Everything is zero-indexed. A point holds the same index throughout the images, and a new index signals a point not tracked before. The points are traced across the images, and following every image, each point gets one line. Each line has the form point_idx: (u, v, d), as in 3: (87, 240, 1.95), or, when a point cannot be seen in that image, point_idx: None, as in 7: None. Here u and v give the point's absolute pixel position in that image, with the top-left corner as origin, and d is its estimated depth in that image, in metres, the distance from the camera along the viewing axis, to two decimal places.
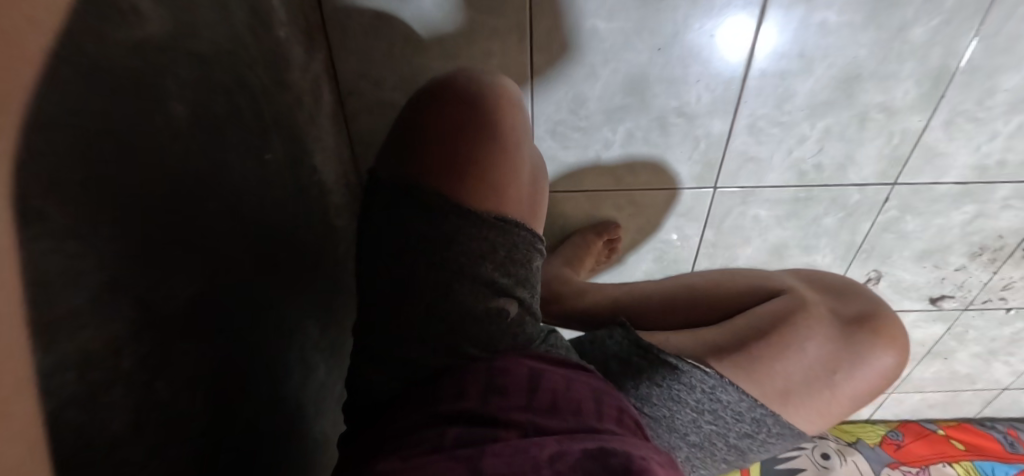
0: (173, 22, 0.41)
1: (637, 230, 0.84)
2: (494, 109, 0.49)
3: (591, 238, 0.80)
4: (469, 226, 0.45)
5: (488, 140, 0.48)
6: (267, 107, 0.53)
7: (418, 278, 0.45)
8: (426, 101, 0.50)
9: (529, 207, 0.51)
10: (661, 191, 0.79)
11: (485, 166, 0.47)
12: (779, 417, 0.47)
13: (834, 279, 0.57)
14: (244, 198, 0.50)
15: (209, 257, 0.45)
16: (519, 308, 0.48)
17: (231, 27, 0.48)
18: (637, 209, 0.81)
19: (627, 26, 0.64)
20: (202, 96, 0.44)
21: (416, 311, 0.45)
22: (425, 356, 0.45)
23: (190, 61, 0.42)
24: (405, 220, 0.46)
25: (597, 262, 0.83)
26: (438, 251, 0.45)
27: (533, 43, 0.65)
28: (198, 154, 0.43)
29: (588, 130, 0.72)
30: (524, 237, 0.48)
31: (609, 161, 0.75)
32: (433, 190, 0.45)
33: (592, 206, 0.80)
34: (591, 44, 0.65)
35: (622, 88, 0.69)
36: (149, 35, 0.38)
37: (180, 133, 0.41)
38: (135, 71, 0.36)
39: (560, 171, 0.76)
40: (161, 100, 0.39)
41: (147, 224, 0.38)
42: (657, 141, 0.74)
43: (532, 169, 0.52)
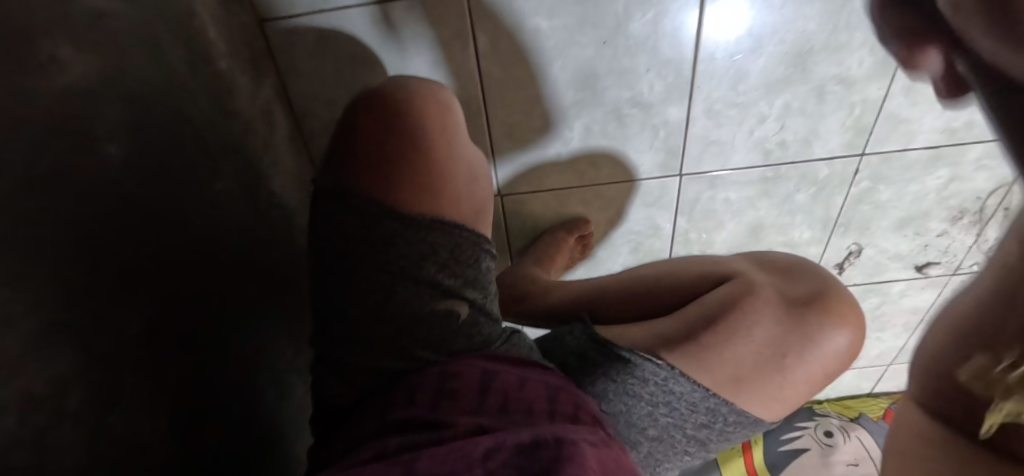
0: (101, 65, 0.42)
1: (608, 224, 0.84)
2: (420, 112, 0.51)
3: (561, 235, 0.80)
4: (403, 227, 0.46)
5: (416, 143, 0.49)
6: (214, 137, 0.54)
7: (362, 282, 0.46)
8: (358, 111, 0.52)
9: (469, 205, 0.52)
10: (626, 182, 0.79)
11: (413, 167, 0.48)
12: (732, 405, 0.51)
13: (784, 259, 0.58)
14: (194, 226, 0.50)
15: (160, 288, 0.46)
16: (468, 309, 0.49)
17: (166, 61, 0.49)
18: (605, 203, 0.81)
19: (568, 22, 0.65)
20: (137, 131, 0.44)
21: (364, 314, 0.46)
22: (376, 359, 0.46)
23: (122, 100, 0.43)
24: (345, 224, 0.47)
25: (571, 259, 0.83)
26: (378, 252, 0.46)
27: (478, 48, 0.66)
28: (137, 189, 0.44)
29: (545, 129, 0.72)
30: (464, 236, 0.49)
31: (570, 157, 0.75)
32: (366, 194, 0.47)
33: (559, 204, 0.80)
34: (535, 43, 0.66)
35: (571, 84, 0.69)
36: (74, 79, 0.39)
37: (117, 171, 0.42)
38: (61, 117, 0.37)
39: (522, 172, 0.76)
40: (92, 142, 0.40)
41: (84, 264, 0.38)
42: (616, 133, 0.74)
43: (469, 167, 0.53)
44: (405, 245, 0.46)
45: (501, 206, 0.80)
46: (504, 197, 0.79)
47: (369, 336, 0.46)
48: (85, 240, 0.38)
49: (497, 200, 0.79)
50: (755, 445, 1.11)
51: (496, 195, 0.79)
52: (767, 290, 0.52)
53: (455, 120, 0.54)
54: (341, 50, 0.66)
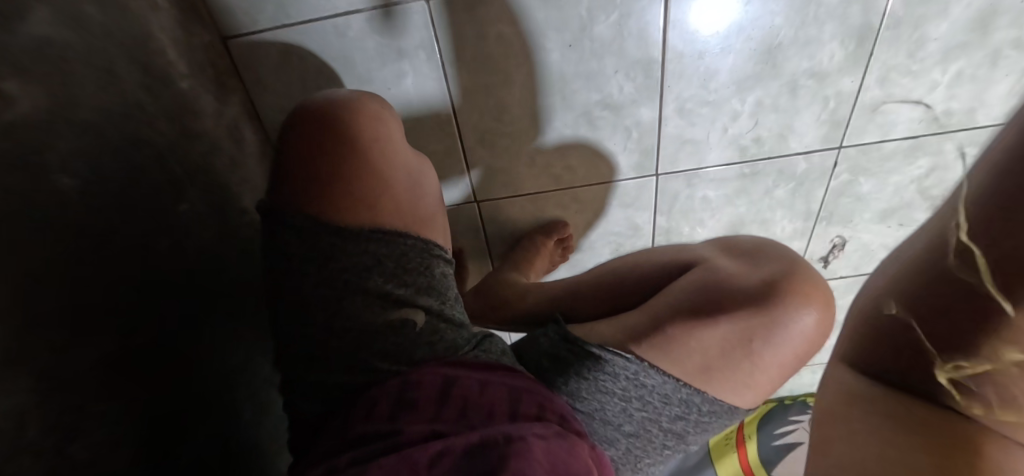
0: (52, 95, 0.42)
1: (587, 226, 0.83)
2: (355, 126, 0.50)
3: (539, 239, 0.80)
4: (344, 244, 0.47)
5: (352, 158, 0.49)
6: (179, 158, 0.54)
7: (310, 300, 0.47)
8: (294, 128, 0.51)
9: (414, 213, 0.52)
10: (602, 184, 0.79)
11: (352, 182, 0.49)
12: (705, 394, 0.50)
13: (749, 241, 0.57)
14: (158, 248, 0.50)
15: (127, 311, 0.45)
16: (425, 316, 0.49)
17: (124, 86, 0.49)
18: (582, 205, 0.81)
19: (532, 27, 0.64)
20: (94, 158, 0.44)
21: (315, 331, 0.47)
22: (332, 374, 0.47)
23: (77, 127, 0.43)
24: (287, 247, 0.48)
25: (552, 262, 0.83)
26: (322, 270, 0.47)
27: (443, 56, 0.66)
28: (98, 215, 0.43)
29: (516, 134, 0.72)
30: (410, 245, 0.50)
31: (544, 161, 0.75)
32: (304, 213, 0.48)
33: (536, 208, 0.80)
34: (500, 50, 0.65)
35: (540, 88, 0.69)
36: (24, 111, 0.39)
37: (74, 200, 0.41)
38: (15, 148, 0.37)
39: (497, 178, 0.76)
40: (46, 170, 0.39)
41: (44, 294, 0.38)
42: (588, 136, 0.74)
43: (411, 176, 0.53)
44: (352, 259, 0.48)
45: (478, 212, 0.80)
46: (481, 203, 0.79)
47: (328, 355, 0.47)
48: (43, 270, 0.38)
49: (474, 206, 0.79)
50: (748, 440, 1.11)
51: (472, 201, 0.79)
52: (730, 275, 0.52)
53: (395, 130, 0.53)
54: (306, 65, 0.66)
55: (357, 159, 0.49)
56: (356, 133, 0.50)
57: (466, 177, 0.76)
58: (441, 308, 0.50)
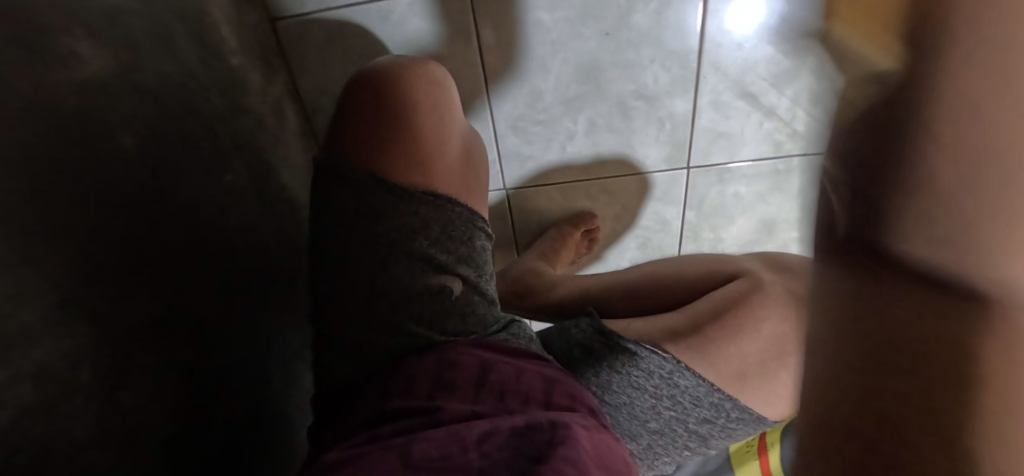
0: (116, 61, 0.44)
1: (614, 219, 0.83)
2: (412, 90, 0.52)
3: (567, 230, 0.80)
4: (397, 202, 0.49)
5: (410, 121, 0.51)
6: (227, 130, 0.56)
7: (354, 258, 0.48)
8: (349, 93, 0.53)
9: (463, 179, 0.55)
10: (632, 176, 0.78)
11: (410, 145, 0.51)
12: (737, 401, 0.49)
13: (794, 258, 0.57)
14: (205, 211, 0.52)
15: (172, 268, 0.47)
16: (461, 285, 0.50)
17: (182, 56, 0.51)
18: (611, 198, 0.81)
19: (570, 14, 0.65)
20: (151, 124, 0.46)
21: (357, 289, 0.48)
22: (369, 334, 0.47)
23: (137, 93, 0.45)
24: (339, 205, 0.49)
25: (578, 254, 0.83)
26: (368, 229, 0.48)
27: (481, 42, 0.67)
28: (153, 177, 0.46)
29: (548, 122, 0.73)
30: (456, 212, 0.52)
31: (574, 151, 0.75)
32: (360, 169, 0.50)
33: (565, 198, 0.80)
34: (538, 37, 0.66)
35: (574, 77, 0.69)
36: (89, 72, 0.41)
37: (132, 162, 0.44)
38: (78, 107, 0.39)
39: (527, 166, 0.77)
40: (109, 131, 0.42)
41: (103, 245, 0.40)
42: (621, 127, 0.74)
43: (461, 145, 0.55)
44: (400, 219, 0.49)
45: (507, 200, 0.81)
46: (510, 192, 0.80)
47: (368, 315, 0.48)
48: (102, 223, 0.40)
49: (503, 194, 0.80)
50: (770, 448, 1.08)
51: (502, 189, 0.79)
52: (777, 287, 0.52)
53: (450, 100, 0.55)
54: (349, 47, 0.67)
55: (414, 122, 0.51)
56: (410, 96, 0.52)
57: (497, 164, 0.77)
58: (480, 281, 0.52)
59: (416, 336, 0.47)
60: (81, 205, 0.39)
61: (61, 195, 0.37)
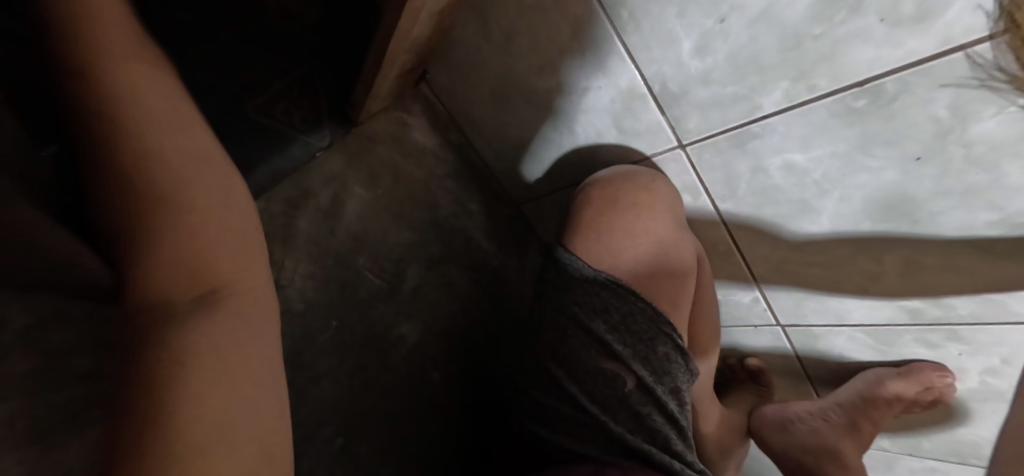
0: (423, 324, 0.60)
1: (989, 373, 0.54)
2: (621, 187, 0.51)
3: (890, 382, 0.58)
4: (581, 279, 0.49)
5: (621, 209, 0.50)
6: (498, 316, 0.65)
7: (545, 322, 0.52)
8: (576, 205, 0.53)
9: (663, 284, 0.50)
10: (1020, 326, 0.49)
11: (613, 221, 0.50)
12: None
13: None
14: (477, 364, 0.60)
15: (452, 417, 0.55)
16: (635, 382, 0.49)
17: (459, 290, 0.64)
18: (972, 347, 0.53)
19: (840, 148, 0.45)
20: (449, 352, 0.59)
21: (542, 351, 0.51)
22: (552, 401, 0.50)
23: (437, 337, 0.60)
24: (544, 278, 0.53)
25: (907, 410, 0.60)
26: (556, 310, 0.51)
27: (712, 193, 0.55)
28: (448, 386, 0.57)
29: (831, 263, 0.54)
30: (640, 307, 0.48)
31: (885, 292, 0.53)
32: (566, 248, 0.51)
33: (880, 342, 0.58)
34: (790, 180, 0.49)
35: (867, 214, 0.48)
36: (410, 341, 0.58)
37: (439, 390, 0.56)
38: (403, 373, 0.56)
39: (808, 305, 0.60)
40: (424, 373, 0.57)
41: (425, 448, 0.52)
42: (974, 269, 0.47)
43: (666, 245, 0.50)
44: (586, 296, 0.49)
45: (786, 336, 0.65)
46: (787, 327, 0.64)
47: (545, 375, 0.51)
48: (425, 433, 0.53)
49: (778, 329, 0.65)
50: None
51: (774, 324, 0.65)
52: None
53: (664, 190, 0.51)
54: None
55: (626, 215, 0.50)
56: (610, 227, 0.50)
57: (762, 300, 0.63)
58: (654, 416, 0.49)
59: (584, 411, 0.48)
60: (413, 432, 0.53)
61: (396, 433, 0.52)
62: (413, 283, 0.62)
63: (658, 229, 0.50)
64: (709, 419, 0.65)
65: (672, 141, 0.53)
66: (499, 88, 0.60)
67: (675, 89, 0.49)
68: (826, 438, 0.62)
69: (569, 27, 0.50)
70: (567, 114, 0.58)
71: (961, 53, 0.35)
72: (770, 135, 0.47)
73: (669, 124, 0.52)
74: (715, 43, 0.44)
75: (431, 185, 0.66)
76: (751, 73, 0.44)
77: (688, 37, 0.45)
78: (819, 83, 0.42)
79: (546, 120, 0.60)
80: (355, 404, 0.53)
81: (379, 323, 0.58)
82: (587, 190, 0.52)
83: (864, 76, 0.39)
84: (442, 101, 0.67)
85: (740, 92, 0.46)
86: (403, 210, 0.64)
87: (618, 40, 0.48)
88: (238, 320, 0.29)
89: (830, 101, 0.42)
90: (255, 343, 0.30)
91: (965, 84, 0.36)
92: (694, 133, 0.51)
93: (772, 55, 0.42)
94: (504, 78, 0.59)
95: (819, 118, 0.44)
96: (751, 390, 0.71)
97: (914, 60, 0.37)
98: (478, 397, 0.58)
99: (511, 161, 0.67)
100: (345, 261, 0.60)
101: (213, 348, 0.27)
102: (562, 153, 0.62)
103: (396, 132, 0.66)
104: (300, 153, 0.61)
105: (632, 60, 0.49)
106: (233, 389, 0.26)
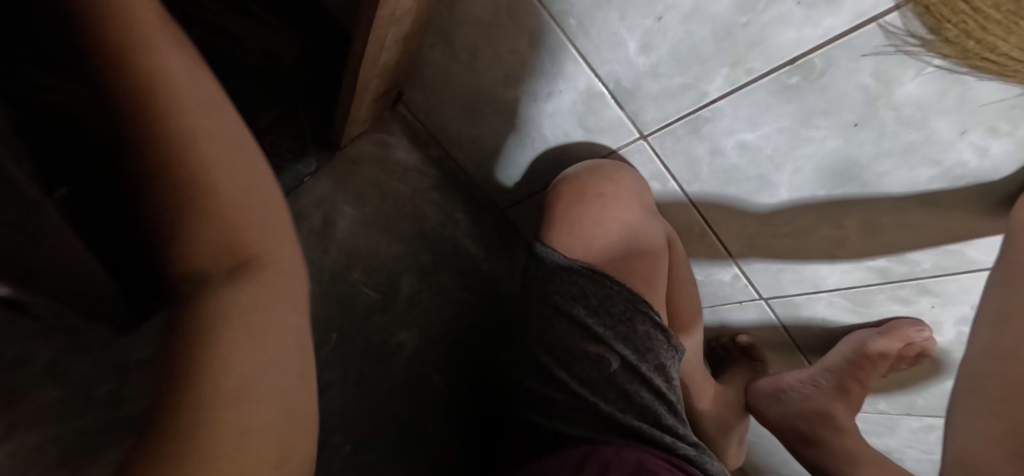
0: (420, 330, 0.63)
1: (964, 323, 0.56)
2: (589, 180, 0.54)
3: (871, 341, 0.60)
4: (560, 269, 0.53)
5: (588, 201, 0.53)
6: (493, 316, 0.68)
7: (532, 312, 0.55)
8: (549, 201, 0.56)
9: (637, 268, 0.53)
10: (981, 273, 0.51)
11: (582, 213, 0.54)
12: None
13: None
14: (475, 362, 0.63)
15: (454, 414, 0.58)
16: (620, 362, 0.51)
17: (451, 296, 0.67)
18: (943, 299, 0.55)
19: (784, 123, 0.48)
20: (446, 354, 0.62)
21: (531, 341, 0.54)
22: (545, 387, 0.53)
23: (434, 341, 0.63)
24: (528, 272, 0.57)
25: (893, 368, 0.62)
26: (541, 302, 0.54)
27: (677, 178, 0.59)
28: (449, 385, 0.60)
29: (798, 233, 0.57)
30: (617, 291, 0.51)
31: (851, 255, 0.56)
32: (544, 242, 0.55)
33: (858, 304, 0.61)
34: (746, 158, 0.53)
35: (821, 182, 0.51)
36: (409, 347, 0.62)
37: (439, 389, 0.60)
38: (405, 377, 0.59)
39: (785, 276, 0.62)
40: (424, 376, 0.60)
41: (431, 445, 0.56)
42: (929, 223, 0.49)
43: (635, 230, 0.54)
44: (567, 285, 0.52)
45: (770, 308, 0.67)
46: (769, 300, 0.66)
47: (536, 363, 0.54)
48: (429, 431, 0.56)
49: (762, 302, 0.67)
50: None
51: (757, 298, 0.67)
52: None
53: (628, 179, 0.54)
54: None
55: (595, 206, 0.53)
56: (581, 220, 0.54)
57: (742, 276, 0.65)
58: (642, 394, 0.52)
59: (575, 393, 0.51)
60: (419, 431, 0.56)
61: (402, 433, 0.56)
62: (407, 292, 0.65)
63: (627, 217, 0.54)
64: (704, 396, 0.67)
65: (634, 133, 0.57)
66: (471, 102, 0.64)
67: (628, 85, 0.52)
68: (817, 404, 0.65)
69: (525, 40, 0.54)
70: (535, 119, 0.61)
71: (873, 25, 0.38)
72: (720, 118, 0.50)
73: (628, 118, 0.56)
74: (657, 40, 0.48)
75: (417, 199, 0.70)
76: (693, 64, 0.47)
77: (633, 37, 0.48)
78: (755, 67, 0.45)
79: (517, 127, 0.63)
80: (361, 409, 0.56)
81: (378, 333, 0.62)
82: (558, 187, 0.56)
83: (793, 54, 0.43)
84: (420, 120, 0.71)
85: (687, 82, 0.49)
86: (392, 225, 0.68)
87: (570, 45, 0.52)
88: (273, 307, 0.29)
89: (767, 81, 0.45)
90: (291, 331, 0.29)
91: (882, 53, 0.40)
92: (651, 124, 0.55)
93: (708, 46, 0.45)
94: (474, 92, 0.63)
95: (761, 98, 0.47)
96: (745, 366, 0.73)
97: (833, 36, 0.40)
98: (477, 393, 0.61)
99: (490, 169, 0.70)
100: (341, 277, 0.64)
101: (251, 329, 0.26)
102: (537, 155, 0.65)
103: (378, 155, 0.70)
104: (291, 180, 0.66)
105: (586, 63, 0.53)
106: (267, 373, 0.26)
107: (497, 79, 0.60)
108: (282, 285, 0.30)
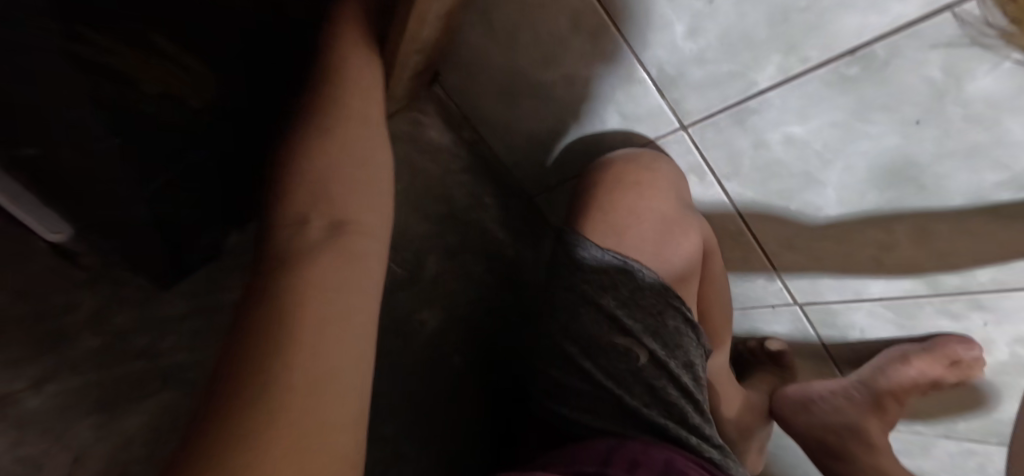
0: (442, 309, 0.63)
1: (1019, 343, 0.53)
2: (626, 168, 0.52)
3: (914, 354, 0.57)
4: (590, 257, 0.52)
5: (624, 190, 0.52)
6: (516, 303, 0.67)
7: (557, 298, 0.54)
8: (583, 187, 0.55)
9: (666, 262, 0.52)
10: None
11: (619, 199, 0.52)
12: None
13: None
14: (494, 346, 0.63)
15: (471, 396, 0.58)
16: (647, 356, 0.50)
17: (475, 279, 0.67)
18: (999, 316, 0.52)
19: (838, 117, 0.45)
20: (468, 336, 0.62)
21: (554, 329, 0.53)
22: (569, 377, 0.51)
23: (456, 322, 0.63)
24: (556, 257, 0.56)
25: (935, 385, 0.58)
26: (569, 288, 0.53)
27: (716, 174, 0.57)
28: (468, 366, 0.60)
29: (841, 236, 0.54)
30: (647, 283, 0.50)
31: (899, 262, 0.53)
32: (575, 228, 0.53)
33: (903, 315, 0.58)
34: (792, 153, 0.50)
35: (871, 183, 0.48)
36: (431, 326, 0.61)
37: (459, 368, 0.59)
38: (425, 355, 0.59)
39: (824, 281, 0.59)
40: (445, 355, 0.60)
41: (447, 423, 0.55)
42: (991, 233, 0.46)
43: (671, 222, 0.52)
44: (596, 272, 0.51)
45: (804, 315, 0.65)
46: (805, 306, 0.63)
47: (558, 351, 0.52)
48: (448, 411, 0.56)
49: (796, 307, 0.64)
50: None
51: (792, 303, 0.64)
52: None
53: (670, 169, 0.52)
54: None
55: (629, 195, 0.52)
56: (615, 208, 0.52)
57: (778, 280, 0.63)
58: (670, 391, 0.50)
59: (597, 385, 0.50)
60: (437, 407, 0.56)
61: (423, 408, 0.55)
62: (432, 271, 0.65)
63: (663, 208, 0.52)
64: (729, 398, 0.65)
65: (674, 123, 0.55)
66: (506, 83, 0.63)
67: (672, 71, 0.51)
68: (849, 417, 0.62)
69: (567, 20, 0.52)
70: (572, 103, 0.60)
71: (947, 14, 0.35)
72: (767, 109, 0.48)
73: (669, 106, 0.54)
74: (706, 24, 0.45)
75: (447, 180, 0.70)
76: (743, 50, 0.45)
77: (681, 20, 0.46)
78: (810, 55, 0.43)
79: (551, 111, 0.62)
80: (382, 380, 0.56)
81: (402, 309, 0.62)
82: (592, 174, 0.54)
83: (854, 43, 0.40)
84: (454, 101, 0.70)
85: (735, 69, 0.47)
86: (421, 205, 0.68)
87: (614, 27, 0.50)
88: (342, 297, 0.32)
89: (824, 71, 0.43)
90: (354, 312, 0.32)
91: (955, 44, 0.37)
92: (693, 114, 0.53)
93: (760, 31, 0.43)
94: (510, 73, 0.62)
95: (814, 88, 0.44)
96: (774, 372, 0.71)
97: (901, 24, 0.37)
98: (496, 377, 0.60)
99: (522, 154, 0.69)
100: None
101: (319, 311, 0.30)
102: (570, 141, 0.64)
103: (411, 134, 0.70)
104: None
105: (628, 47, 0.51)
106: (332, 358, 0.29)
107: (534, 61, 0.59)
108: (348, 288, 0.33)
